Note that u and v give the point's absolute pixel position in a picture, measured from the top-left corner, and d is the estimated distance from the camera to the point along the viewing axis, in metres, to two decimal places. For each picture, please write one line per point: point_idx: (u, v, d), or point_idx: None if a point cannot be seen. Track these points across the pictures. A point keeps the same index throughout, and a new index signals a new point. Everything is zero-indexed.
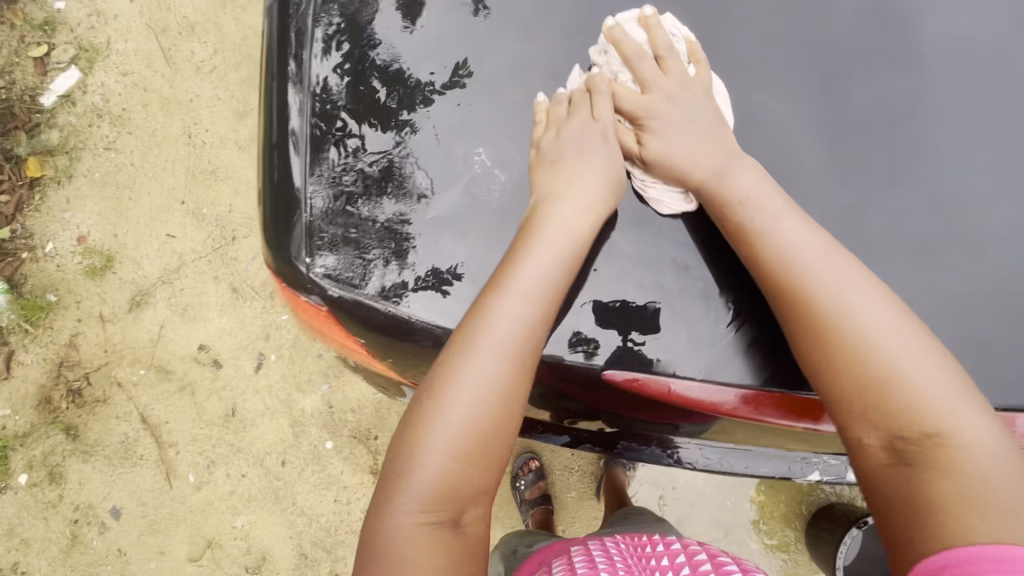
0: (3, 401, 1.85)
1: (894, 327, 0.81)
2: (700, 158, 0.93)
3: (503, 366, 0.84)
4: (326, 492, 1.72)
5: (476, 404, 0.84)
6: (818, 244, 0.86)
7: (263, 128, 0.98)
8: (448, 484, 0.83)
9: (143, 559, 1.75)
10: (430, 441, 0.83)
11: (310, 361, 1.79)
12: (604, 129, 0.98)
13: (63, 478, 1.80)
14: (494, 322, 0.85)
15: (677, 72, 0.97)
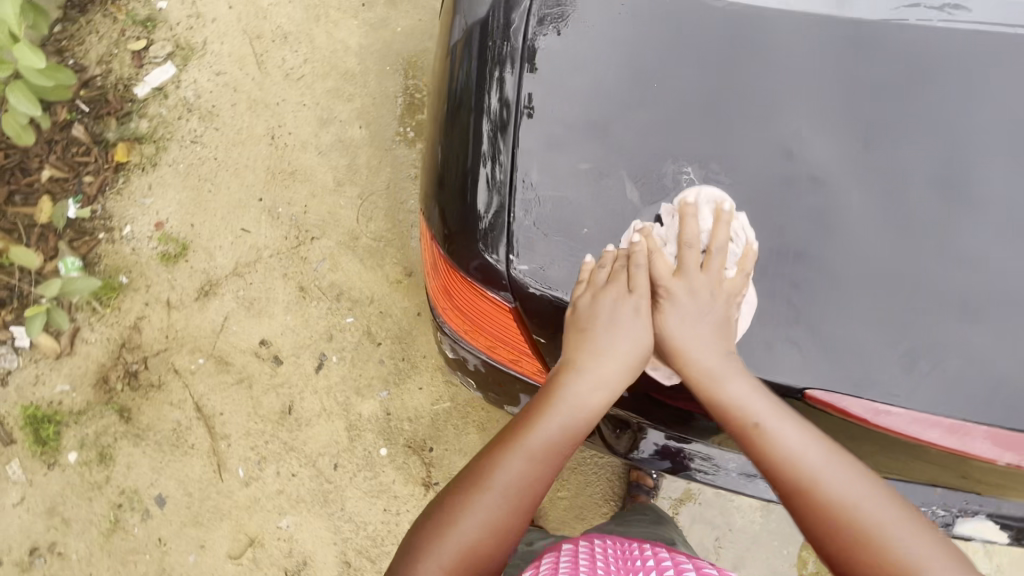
0: (62, 377, 1.86)
1: (902, 531, 0.76)
2: (711, 349, 0.87)
3: (552, 462, 0.85)
4: (376, 500, 1.70)
5: (525, 489, 0.84)
6: (807, 433, 0.84)
7: (448, 135, 1.06)
8: (467, 572, 0.81)
9: (182, 552, 1.72)
10: (442, 559, 0.80)
11: (372, 366, 1.81)
12: (637, 303, 0.90)
13: (112, 460, 1.79)
14: (547, 418, 0.86)
15: (717, 273, 0.90)
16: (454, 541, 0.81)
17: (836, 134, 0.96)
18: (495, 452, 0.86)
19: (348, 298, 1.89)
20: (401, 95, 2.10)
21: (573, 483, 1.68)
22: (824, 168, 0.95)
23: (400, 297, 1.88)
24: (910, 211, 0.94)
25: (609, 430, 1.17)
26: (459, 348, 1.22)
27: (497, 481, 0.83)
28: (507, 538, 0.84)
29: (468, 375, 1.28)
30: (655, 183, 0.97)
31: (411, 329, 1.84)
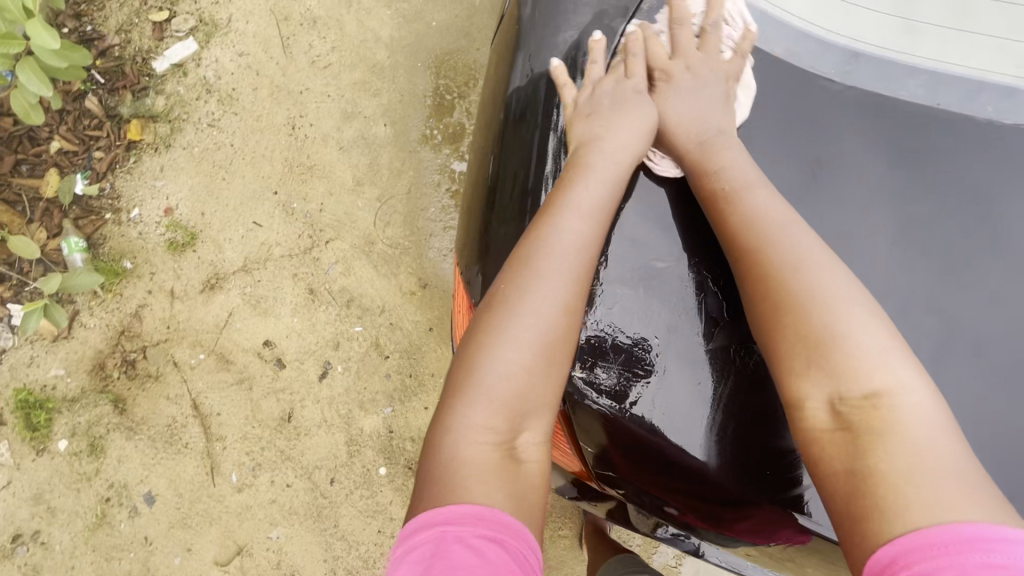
0: (57, 361, 1.79)
1: (840, 292, 0.82)
2: (699, 122, 1.01)
3: (568, 280, 0.88)
4: (370, 520, 1.65)
5: (554, 305, 0.87)
6: (772, 202, 0.90)
7: (505, 179, 0.99)
8: (513, 398, 0.84)
9: (168, 553, 1.67)
10: (491, 391, 0.84)
11: (377, 380, 1.74)
12: (636, 87, 1.05)
13: (103, 451, 1.74)
14: (564, 235, 0.89)
15: (711, 52, 1.05)
16: (498, 371, 0.84)
17: (882, 209, 0.93)
18: (522, 280, 0.88)
19: (358, 305, 1.81)
20: (431, 96, 2.00)
21: (577, 526, 1.62)
22: (876, 257, 0.91)
23: (413, 310, 1.80)
24: (942, 294, 0.90)
25: (635, 512, 1.07)
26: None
27: (526, 302, 0.87)
28: (551, 359, 0.85)
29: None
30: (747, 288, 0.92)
31: (421, 344, 1.77)
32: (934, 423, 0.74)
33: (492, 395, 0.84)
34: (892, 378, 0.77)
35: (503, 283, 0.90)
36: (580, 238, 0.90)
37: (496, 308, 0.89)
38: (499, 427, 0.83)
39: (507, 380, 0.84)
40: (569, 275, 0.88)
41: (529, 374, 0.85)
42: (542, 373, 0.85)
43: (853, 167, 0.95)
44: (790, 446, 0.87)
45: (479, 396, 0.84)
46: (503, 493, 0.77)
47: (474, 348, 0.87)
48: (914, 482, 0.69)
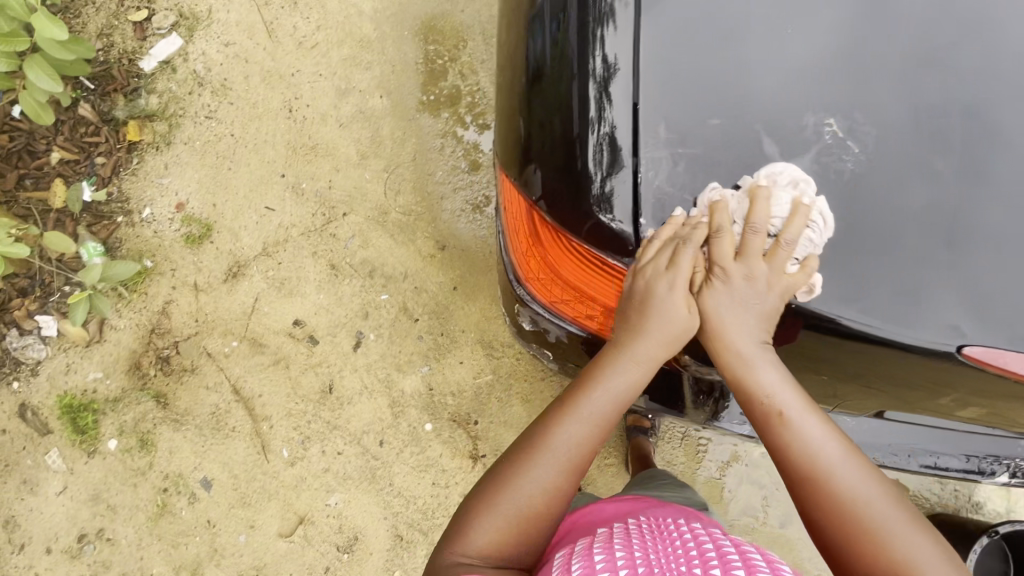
0: (94, 365, 1.83)
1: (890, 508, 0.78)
2: (749, 331, 0.83)
3: (566, 476, 0.85)
4: (424, 474, 1.71)
5: (549, 494, 0.85)
6: (829, 437, 0.82)
7: (541, 95, 0.96)
8: (498, 549, 0.84)
9: (232, 532, 1.72)
10: (475, 544, 0.84)
11: (410, 342, 1.79)
12: (673, 280, 0.82)
13: (153, 445, 1.78)
14: (572, 428, 0.86)
15: (782, 265, 0.81)
16: (489, 535, 0.84)
17: (896, 61, 0.91)
18: (522, 465, 0.86)
19: (381, 275, 1.86)
20: (422, 62, 2.01)
21: (622, 451, 1.69)
22: (900, 110, 0.90)
23: (435, 272, 1.85)
24: (960, 133, 0.90)
25: (692, 397, 1.11)
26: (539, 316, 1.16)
27: (527, 480, 0.85)
28: (539, 532, 0.85)
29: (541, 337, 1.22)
30: (793, 136, 0.89)
31: (448, 303, 1.82)
32: None
33: (483, 544, 0.84)
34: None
35: (502, 461, 0.89)
36: (589, 433, 0.86)
37: (501, 467, 0.88)
38: (489, 555, 0.83)
39: (503, 522, 0.84)
40: (566, 468, 0.85)
41: (511, 540, 0.84)
42: (521, 545, 0.85)
43: (871, 20, 0.91)
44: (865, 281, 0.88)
45: (471, 539, 0.84)
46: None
47: (484, 489, 0.87)
48: None
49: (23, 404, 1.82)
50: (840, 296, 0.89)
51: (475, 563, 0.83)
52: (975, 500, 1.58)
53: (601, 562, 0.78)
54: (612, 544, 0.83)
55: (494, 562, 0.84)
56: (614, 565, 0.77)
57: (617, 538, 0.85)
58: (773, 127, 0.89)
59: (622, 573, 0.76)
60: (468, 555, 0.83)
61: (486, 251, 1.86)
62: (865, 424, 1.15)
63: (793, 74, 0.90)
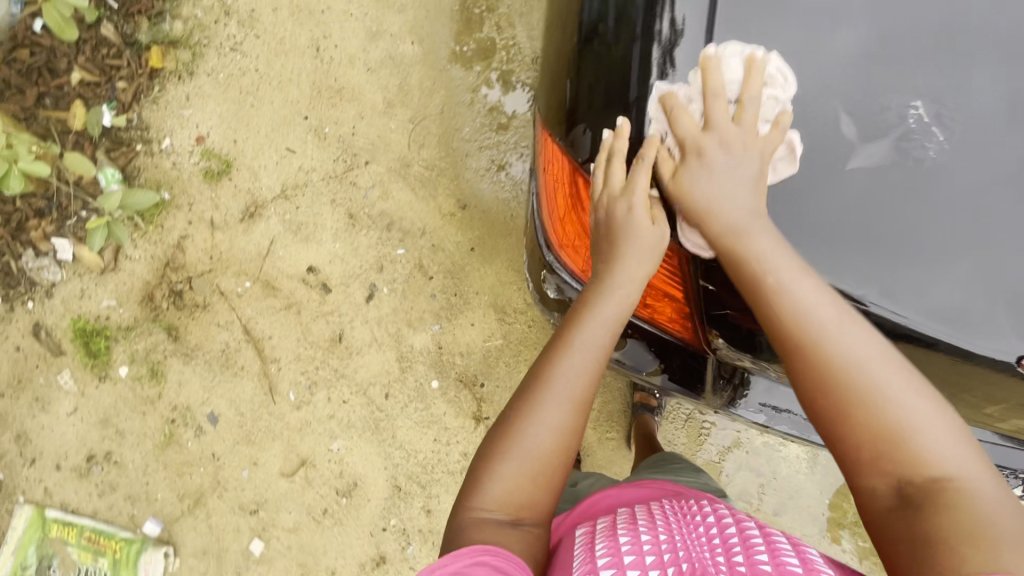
0: (108, 292, 1.83)
1: (891, 375, 0.74)
2: (733, 200, 0.81)
3: (572, 409, 0.84)
4: (426, 430, 1.72)
5: (560, 437, 0.84)
6: (821, 290, 0.78)
7: (596, 56, 0.93)
8: (518, 497, 0.82)
9: (235, 467, 1.76)
10: (492, 498, 0.82)
11: (423, 299, 1.78)
12: (631, 203, 0.87)
13: (163, 376, 1.80)
14: (574, 359, 0.85)
15: (750, 122, 0.82)
16: (502, 486, 0.82)
17: (992, 46, 0.84)
18: (527, 408, 0.84)
19: (399, 229, 1.83)
20: (457, 9, 1.91)
21: (625, 426, 1.70)
22: (990, 99, 0.84)
23: (454, 230, 1.82)
24: None
25: (711, 384, 1.11)
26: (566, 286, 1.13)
27: (534, 424, 0.83)
28: (552, 475, 0.84)
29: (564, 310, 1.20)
30: (873, 118, 0.84)
31: (464, 264, 1.80)
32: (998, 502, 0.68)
33: (500, 496, 0.82)
34: (944, 458, 0.71)
35: (507, 410, 0.87)
36: (592, 364, 0.85)
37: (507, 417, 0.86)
38: (506, 509, 0.82)
39: (518, 469, 0.83)
40: (572, 402, 0.84)
41: (529, 487, 0.83)
42: (540, 489, 0.83)
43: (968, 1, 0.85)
44: (932, 281, 0.84)
45: (487, 494, 0.82)
46: (518, 543, 0.79)
47: (492, 444, 0.85)
48: (976, 543, 0.63)
49: (37, 324, 1.84)
50: (905, 293, 0.84)
51: (496, 516, 0.81)
52: None
53: (626, 545, 0.82)
54: (636, 526, 0.86)
55: (512, 517, 0.82)
56: (642, 550, 0.80)
57: (640, 519, 0.88)
58: (854, 103, 0.84)
59: (647, 558, 0.79)
60: (486, 513, 0.81)
61: (507, 215, 1.82)
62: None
63: (880, 51, 0.84)
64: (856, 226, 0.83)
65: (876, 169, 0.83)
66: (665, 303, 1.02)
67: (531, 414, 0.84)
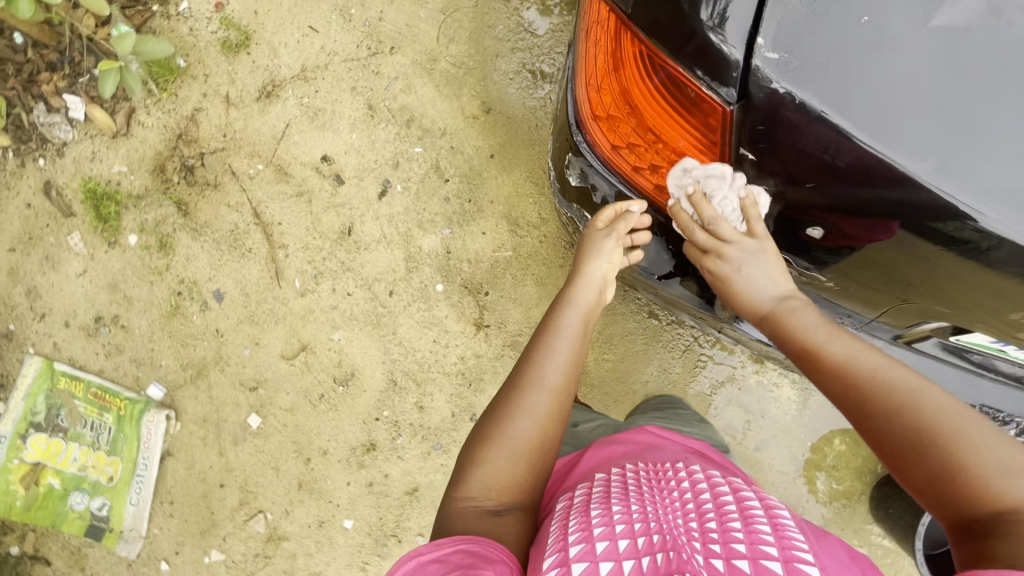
0: (119, 157, 1.81)
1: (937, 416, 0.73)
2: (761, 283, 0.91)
3: (553, 405, 0.91)
4: (426, 330, 1.74)
5: (540, 423, 0.89)
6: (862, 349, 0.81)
7: None
8: (505, 482, 0.86)
9: (238, 345, 1.79)
10: (478, 484, 0.86)
11: (436, 202, 1.75)
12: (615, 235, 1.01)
13: (171, 248, 1.81)
14: (556, 347, 0.95)
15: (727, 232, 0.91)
16: (488, 472, 0.86)
17: None
18: (513, 397, 0.91)
19: (418, 126, 1.77)
20: None
21: (623, 349, 1.70)
22: None
23: (475, 134, 1.76)
24: None
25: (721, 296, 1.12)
26: (593, 173, 1.07)
27: (519, 412, 0.89)
28: (536, 458, 0.89)
29: (585, 206, 1.14)
30: None
31: (482, 170, 1.75)
32: None
33: (486, 483, 0.85)
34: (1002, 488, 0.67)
35: (494, 403, 0.93)
36: (566, 360, 0.94)
37: (494, 411, 0.92)
38: (491, 495, 0.85)
39: (504, 454, 0.87)
40: (554, 390, 0.92)
41: (519, 471, 0.87)
42: (525, 469, 0.88)
43: None
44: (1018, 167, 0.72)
45: (474, 482, 0.86)
46: (503, 530, 0.82)
47: (483, 435, 0.90)
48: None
49: (48, 183, 1.82)
50: (988, 179, 0.72)
51: (479, 500, 0.85)
52: None
53: (598, 520, 0.78)
54: (607, 498, 0.83)
55: (495, 506, 0.85)
56: (611, 522, 0.77)
57: (614, 495, 0.84)
58: None
59: (619, 528, 0.76)
60: (472, 500, 0.85)
61: (531, 124, 1.75)
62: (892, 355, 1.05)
63: None
64: (936, 91, 0.73)
65: (965, 28, 0.73)
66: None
67: (515, 407, 0.90)
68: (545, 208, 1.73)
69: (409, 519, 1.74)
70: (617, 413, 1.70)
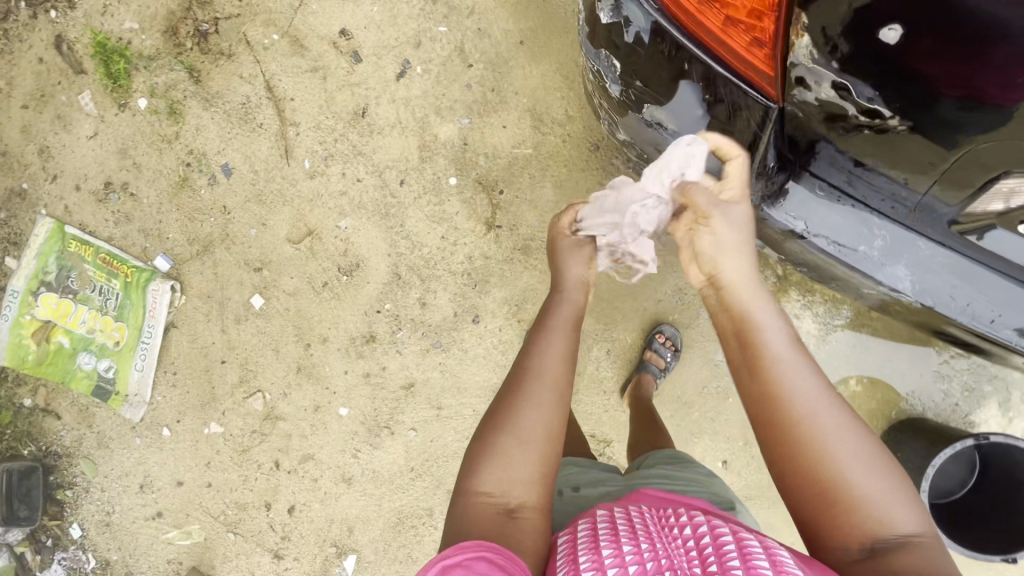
0: (131, 14, 1.73)
1: (847, 437, 0.73)
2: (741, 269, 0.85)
3: (556, 395, 0.85)
4: (435, 226, 1.67)
5: (550, 418, 0.83)
6: (803, 366, 0.77)
7: None
8: (513, 477, 0.78)
9: (244, 224, 1.75)
10: (486, 488, 0.78)
11: (456, 88, 1.63)
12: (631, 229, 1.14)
13: (181, 117, 1.75)
14: (550, 344, 0.89)
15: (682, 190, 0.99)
16: (503, 469, 0.78)
17: None
18: (516, 391, 0.84)
19: (445, 3, 1.63)
20: None
21: None
22: None
23: (505, 17, 1.61)
24: None
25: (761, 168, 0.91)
26: (627, 2, 0.89)
27: (527, 404, 0.82)
28: (555, 445, 0.82)
29: (612, 54, 0.98)
30: None
31: (508, 58, 1.62)
32: (935, 556, 0.67)
33: (496, 484, 0.78)
34: (888, 511, 0.70)
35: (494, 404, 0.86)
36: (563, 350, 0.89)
37: (493, 413, 0.84)
38: (505, 494, 0.78)
39: (515, 447, 0.80)
40: (557, 381, 0.86)
41: (536, 466, 0.80)
42: (538, 463, 0.80)
43: None
44: None
45: (481, 486, 0.78)
46: (521, 539, 0.75)
47: (485, 435, 0.82)
48: None
49: (59, 37, 1.76)
50: None
51: (491, 498, 0.78)
52: (970, 419, 1.53)
53: (610, 559, 0.69)
54: (615, 532, 0.73)
55: (510, 505, 0.77)
56: (623, 561, 0.68)
57: (623, 526, 0.75)
58: None
59: (631, 571, 0.67)
60: (479, 504, 0.77)
61: (567, 10, 1.59)
62: (937, 259, 0.91)
63: None
64: None
65: None
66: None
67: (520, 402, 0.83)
68: (572, 105, 1.60)
69: (404, 413, 1.74)
70: (624, 329, 1.63)
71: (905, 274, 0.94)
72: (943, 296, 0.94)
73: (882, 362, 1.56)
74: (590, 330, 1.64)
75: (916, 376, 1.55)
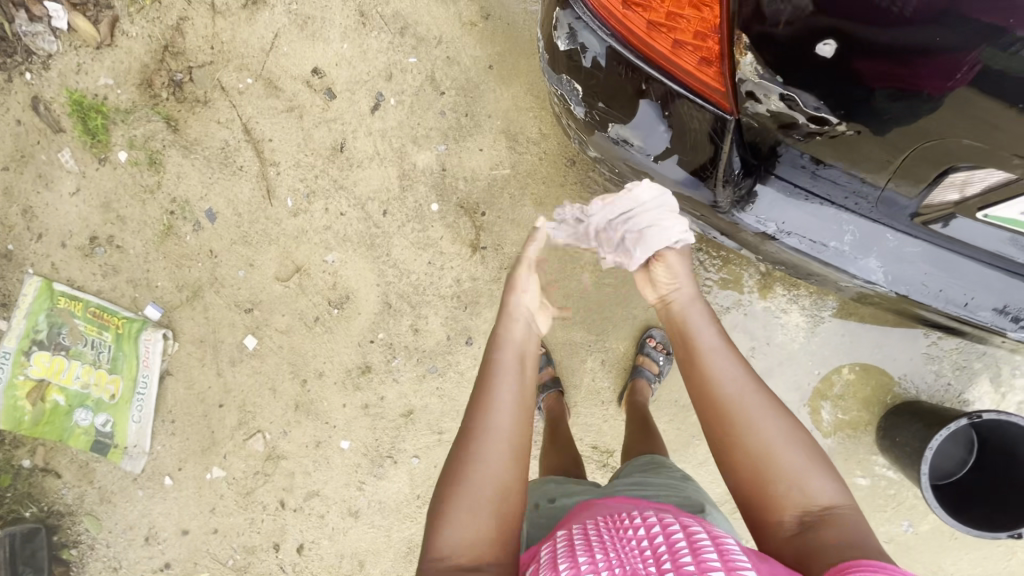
0: (105, 70, 1.75)
1: (772, 418, 0.85)
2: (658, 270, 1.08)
3: (510, 447, 0.87)
4: (421, 252, 1.69)
5: (501, 473, 0.85)
6: (730, 359, 0.92)
7: None
8: (477, 537, 0.80)
9: (232, 267, 1.76)
10: (450, 550, 0.79)
11: (431, 116, 1.66)
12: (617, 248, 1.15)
13: (162, 166, 1.76)
14: (500, 396, 0.91)
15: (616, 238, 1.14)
16: (462, 528, 0.80)
17: None
18: (469, 451, 0.86)
19: (413, 34, 1.66)
20: None
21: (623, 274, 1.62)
22: None
23: (472, 43, 1.65)
24: None
25: (727, 174, 0.94)
26: (581, 29, 0.93)
27: (476, 465, 0.84)
28: (511, 498, 0.84)
29: (574, 78, 1.01)
30: None
31: (479, 83, 1.65)
32: (852, 521, 0.78)
33: (458, 546, 0.79)
34: (811, 484, 0.80)
35: (449, 463, 0.88)
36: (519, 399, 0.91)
37: (446, 477, 0.86)
38: (467, 551, 0.79)
39: (474, 506, 0.82)
40: (513, 433, 0.88)
41: (495, 519, 0.82)
42: (498, 518, 0.82)
43: None
44: None
45: (445, 550, 0.79)
46: None
47: (444, 498, 0.83)
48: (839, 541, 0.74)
49: (35, 98, 1.77)
50: None
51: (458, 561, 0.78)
52: (963, 398, 1.55)
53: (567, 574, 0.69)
54: (572, 549, 0.73)
55: (470, 565, 0.78)
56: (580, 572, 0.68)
57: (581, 541, 0.75)
58: None
59: None
60: (443, 564, 0.78)
61: (531, 32, 1.63)
62: (907, 249, 0.95)
63: None
64: None
65: None
66: (692, 18, 0.80)
67: (473, 461, 0.85)
68: (545, 123, 1.63)
69: (405, 441, 1.74)
70: (615, 338, 1.64)
71: (877, 265, 0.97)
72: (915, 283, 0.97)
73: (872, 348, 1.57)
74: (583, 342, 1.65)
75: (907, 360, 1.57)
